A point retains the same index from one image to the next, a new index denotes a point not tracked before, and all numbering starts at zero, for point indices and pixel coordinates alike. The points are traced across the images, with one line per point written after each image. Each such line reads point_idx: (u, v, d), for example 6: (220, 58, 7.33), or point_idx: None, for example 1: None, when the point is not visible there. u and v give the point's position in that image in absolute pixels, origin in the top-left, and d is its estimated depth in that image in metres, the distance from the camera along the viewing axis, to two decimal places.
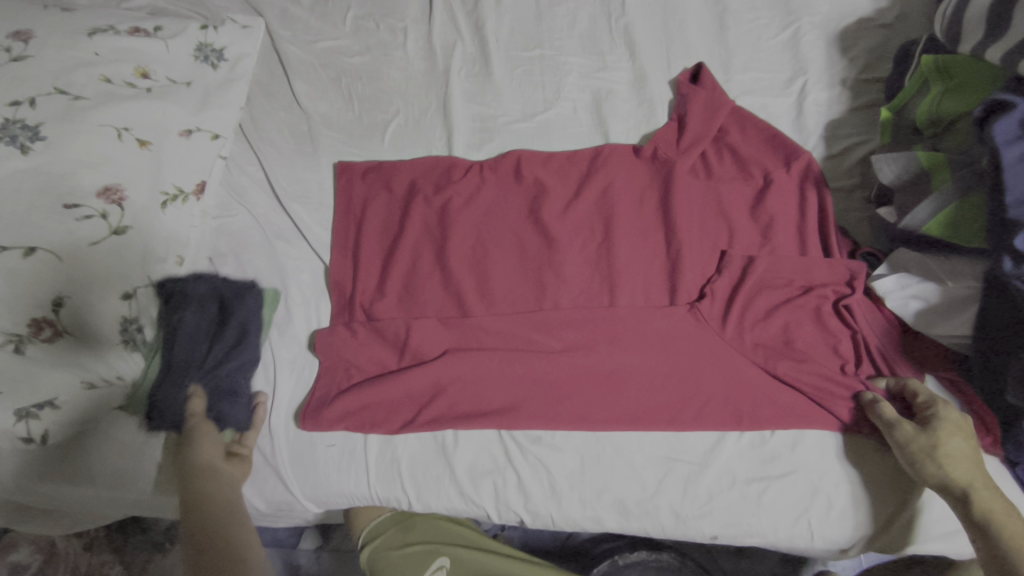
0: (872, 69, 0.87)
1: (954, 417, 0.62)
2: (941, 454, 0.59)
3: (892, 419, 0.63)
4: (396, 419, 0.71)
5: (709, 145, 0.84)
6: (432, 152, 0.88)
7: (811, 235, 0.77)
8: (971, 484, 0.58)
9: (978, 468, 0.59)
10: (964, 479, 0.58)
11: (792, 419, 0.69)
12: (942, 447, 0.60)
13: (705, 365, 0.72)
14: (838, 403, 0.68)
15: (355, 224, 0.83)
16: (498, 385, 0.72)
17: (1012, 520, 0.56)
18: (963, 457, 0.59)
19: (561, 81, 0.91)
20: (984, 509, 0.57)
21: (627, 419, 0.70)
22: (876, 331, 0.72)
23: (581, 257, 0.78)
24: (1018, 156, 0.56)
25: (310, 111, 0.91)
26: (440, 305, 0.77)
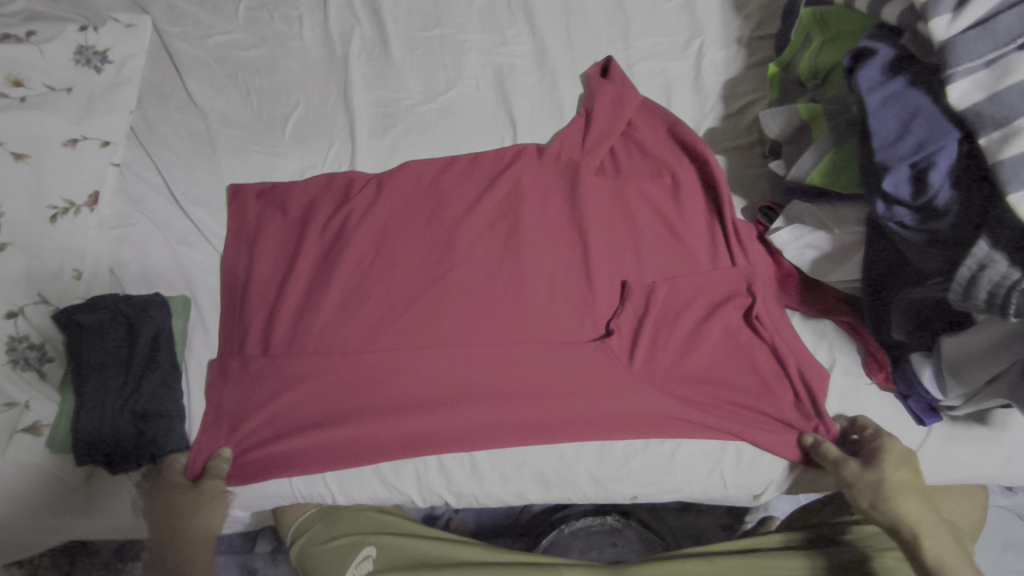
0: (765, 26, 0.88)
1: (898, 449, 0.64)
2: (890, 486, 0.61)
3: (837, 458, 0.64)
4: (309, 458, 0.72)
5: (617, 140, 0.82)
6: (335, 143, 0.87)
7: (720, 237, 0.77)
8: (919, 527, 0.58)
9: (927, 505, 0.60)
10: (910, 514, 0.59)
11: (695, 427, 0.69)
12: (886, 483, 0.61)
13: (611, 373, 0.72)
14: (735, 412, 0.69)
15: (246, 245, 0.81)
16: (404, 413, 0.73)
17: (958, 556, 0.56)
18: (907, 492, 0.61)
19: (462, 59, 0.90)
20: (936, 556, 0.56)
21: (528, 434, 0.71)
22: (772, 305, 0.73)
23: (483, 269, 0.78)
24: (881, 101, 0.58)
25: (206, 110, 0.88)
26: (342, 331, 0.77)
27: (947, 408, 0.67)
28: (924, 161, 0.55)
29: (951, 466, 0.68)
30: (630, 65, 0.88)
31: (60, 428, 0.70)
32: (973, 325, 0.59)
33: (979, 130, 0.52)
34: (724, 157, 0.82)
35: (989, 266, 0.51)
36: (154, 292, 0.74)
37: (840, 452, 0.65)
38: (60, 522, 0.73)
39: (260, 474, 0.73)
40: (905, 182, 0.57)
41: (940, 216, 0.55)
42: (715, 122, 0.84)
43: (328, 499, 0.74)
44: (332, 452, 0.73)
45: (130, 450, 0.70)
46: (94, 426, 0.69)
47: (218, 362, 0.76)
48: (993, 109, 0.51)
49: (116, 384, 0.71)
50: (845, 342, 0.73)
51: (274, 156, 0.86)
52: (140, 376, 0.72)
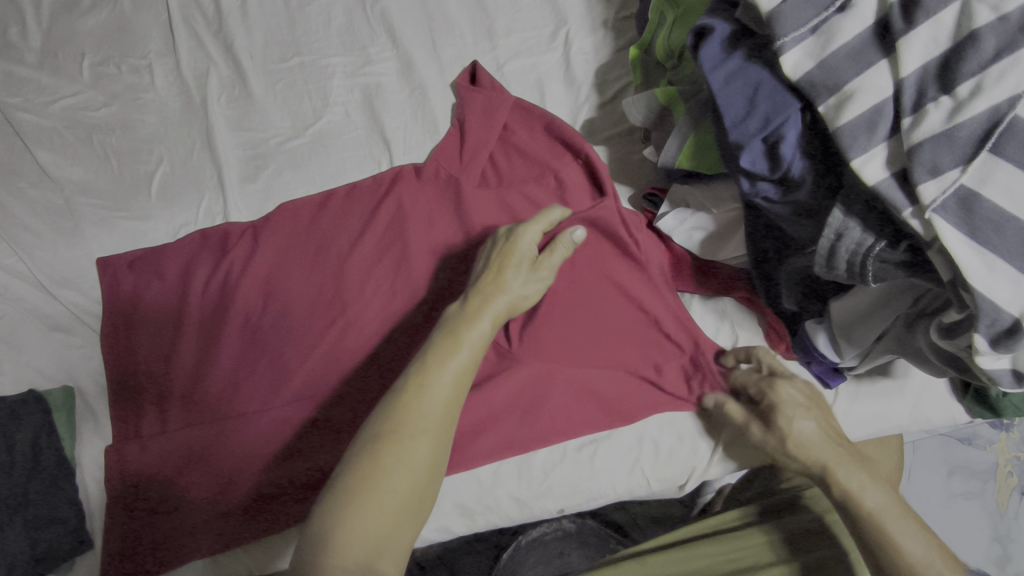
0: (627, 6, 0.86)
1: (784, 398, 0.63)
2: (796, 446, 0.61)
3: (741, 422, 0.65)
4: (230, 528, 0.70)
5: (496, 147, 0.80)
6: (206, 195, 0.82)
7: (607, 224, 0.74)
8: (826, 466, 0.60)
9: (828, 440, 0.61)
10: (815, 459, 0.61)
11: (609, 424, 0.69)
12: (790, 438, 0.61)
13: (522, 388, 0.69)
14: (647, 401, 0.69)
15: (125, 325, 0.76)
16: (321, 456, 0.71)
17: (871, 489, 0.59)
18: (833, 462, 0.60)
19: (326, 85, 0.86)
20: (844, 490, 0.59)
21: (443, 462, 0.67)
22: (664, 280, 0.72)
23: (380, 300, 0.76)
24: (724, 79, 0.56)
25: (62, 181, 0.82)
26: (245, 391, 0.73)
27: (848, 369, 0.66)
28: (773, 136, 0.54)
29: (860, 424, 0.68)
30: (499, 66, 0.85)
31: None
32: (852, 288, 0.59)
33: (816, 98, 0.50)
34: (605, 147, 0.81)
35: (845, 235, 0.50)
36: (24, 392, 0.70)
37: (742, 413, 0.65)
38: None
39: (179, 554, 0.69)
40: (760, 158, 0.56)
41: (799, 186, 0.55)
42: (592, 113, 0.82)
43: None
44: (253, 512, 0.70)
45: (25, 569, 0.65)
46: None
47: (111, 450, 0.71)
48: (824, 76, 0.49)
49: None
50: (745, 318, 0.73)
51: (142, 220, 0.81)
52: (26, 479, 0.67)
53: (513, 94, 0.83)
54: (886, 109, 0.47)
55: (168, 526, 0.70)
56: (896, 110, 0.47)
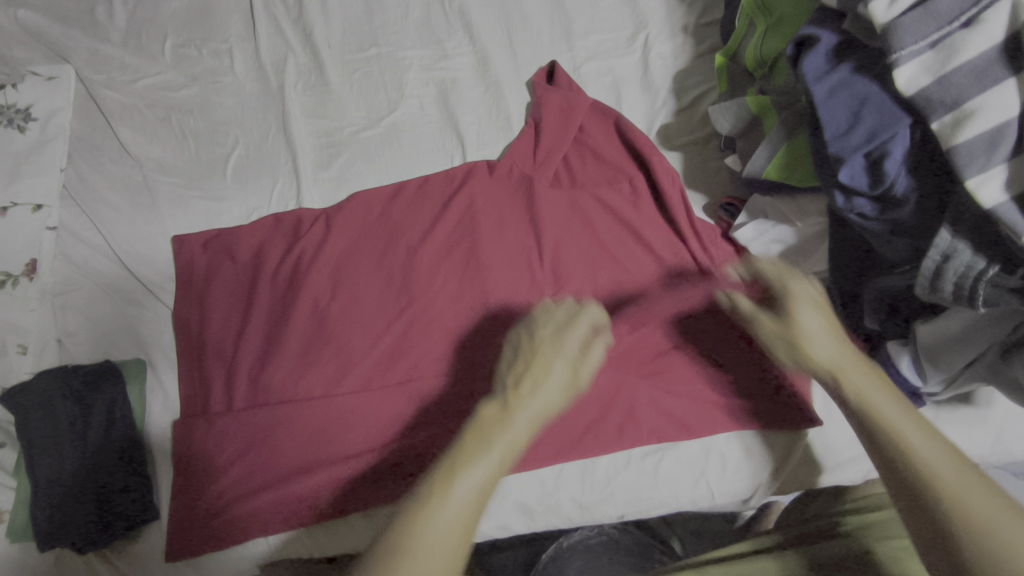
0: (709, 13, 0.85)
1: (801, 290, 0.57)
2: (791, 343, 0.55)
3: (751, 316, 0.59)
4: (277, 515, 0.68)
5: (570, 148, 0.80)
6: (279, 178, 0.83)
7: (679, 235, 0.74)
8: (836, 367, 0.53)
9: (845, 344, 0.54)
10: (896, 424, 0.49)
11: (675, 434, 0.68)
12: (798, 328, 0.55)
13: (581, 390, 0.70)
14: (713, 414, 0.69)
15: (197, 304, 0.77)
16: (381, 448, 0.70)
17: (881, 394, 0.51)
18: (839, 363, 0.53)
19: (402, 78, 0.86)
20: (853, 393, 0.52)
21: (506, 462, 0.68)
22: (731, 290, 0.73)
23: (447, 296, 0.75)
24: (828, 91, 0.55)
25: (141, 159, 0.84)
26: (308, 374, 0.72)
27: (930, 394, 0.65)
28: (877, 150, 0.53)
29: None
30: (576, 67, 0.85)
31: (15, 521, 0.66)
32: (945, 311, 0.57)
33: (931, 114, 0.49)
34: (680, 153, 0.80)
35: (954, 256, 0.49)
36: (103, 361, 0.71)
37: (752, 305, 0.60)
38: None
39: (232, 536, 0.68)
40: (860, 173, 0.54)
41: (900, 204, 0.53)
42: (669, 118, 0.82)
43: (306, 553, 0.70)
44: (306, 503, 0.69)
45: (91, 535, 0.66)
46: (49, 516, 0.65)
47: (179, 425, 0.72)
48: (942, 93, 0.48)
49: (73, 457, 0.67)
50: None
51: (217, 200, 0.82)
52: (98, 446, 0.68)
53: (590, 95, 0.82)
54: (1010, 130, 0.45)
55: (222, 509, 0.69)
56: (1021, 131, 0.45)
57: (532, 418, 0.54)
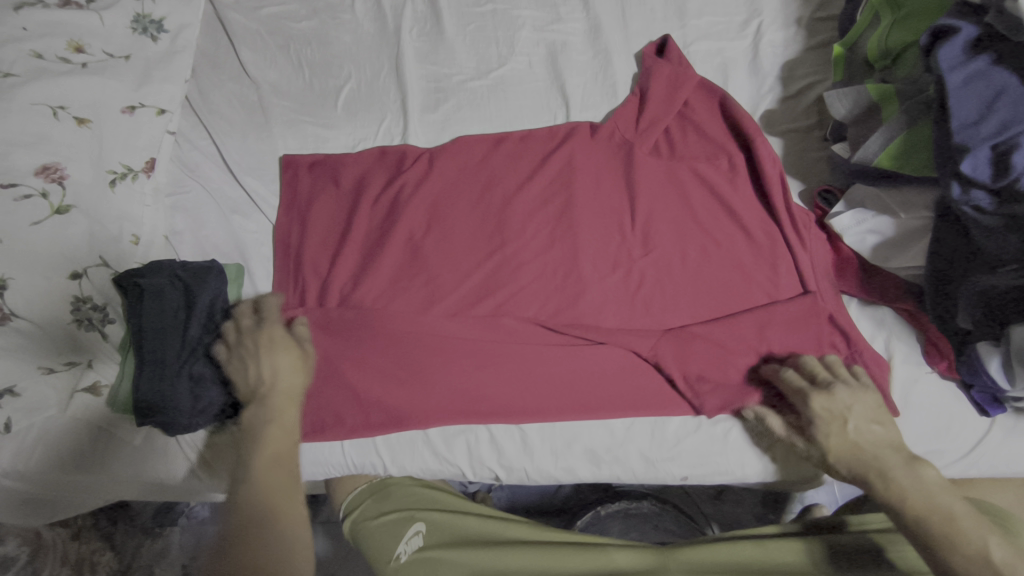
0: (826, 7, 0.85)
1: (826, 407, 0.62)
2: (819, 431, 0.62)
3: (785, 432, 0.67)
4: (356, 422, 0.73)
5: (672, 121, 0.81)
6: (386, 116, 0.86)
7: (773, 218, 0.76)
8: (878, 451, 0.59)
9: (890, 447, 0.60)
10: (902, 479, 0.57)
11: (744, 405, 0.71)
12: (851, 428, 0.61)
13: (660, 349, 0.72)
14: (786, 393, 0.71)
15: (298, 223, 0.81)
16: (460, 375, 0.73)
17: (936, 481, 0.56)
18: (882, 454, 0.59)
19: (515, 35, 0.89)
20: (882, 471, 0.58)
21: (576, 406, 0.72)
22: (820, 274, 0.74)
23: (538, 243, 0.77)
24: (962, 80, 0.56)
25: (259, 80, 0.88)
26: (398, 298, 0.75)
27: (1013, 401, 0.66)
28: (1006, 143, 0.53)
29: (1007, 460, 0.68)
30: (686, 45, 0.87)
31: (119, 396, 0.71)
32: None
33: None
34: (781, 140, 0.81)
35: None
36: (211, 259, 0.75)
37: (783, 427, 0.67)
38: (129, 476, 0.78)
39: (312, 435, 0.73)
40: (983, 165, 0.55)
41: (1021, 199, 0.53)
42: (773, 105, 0.83)
43: (380, 470, 0.76)
44: (385, 416, 0.73)
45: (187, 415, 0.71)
46: (146, 384, 0.68)
47: None
48: None
49: (174, 345, 0.70)
50: (905, 331, 0.72)
51: (326, 127, 0.86)
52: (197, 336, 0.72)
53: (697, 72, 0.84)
54: None
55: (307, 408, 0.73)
56: None
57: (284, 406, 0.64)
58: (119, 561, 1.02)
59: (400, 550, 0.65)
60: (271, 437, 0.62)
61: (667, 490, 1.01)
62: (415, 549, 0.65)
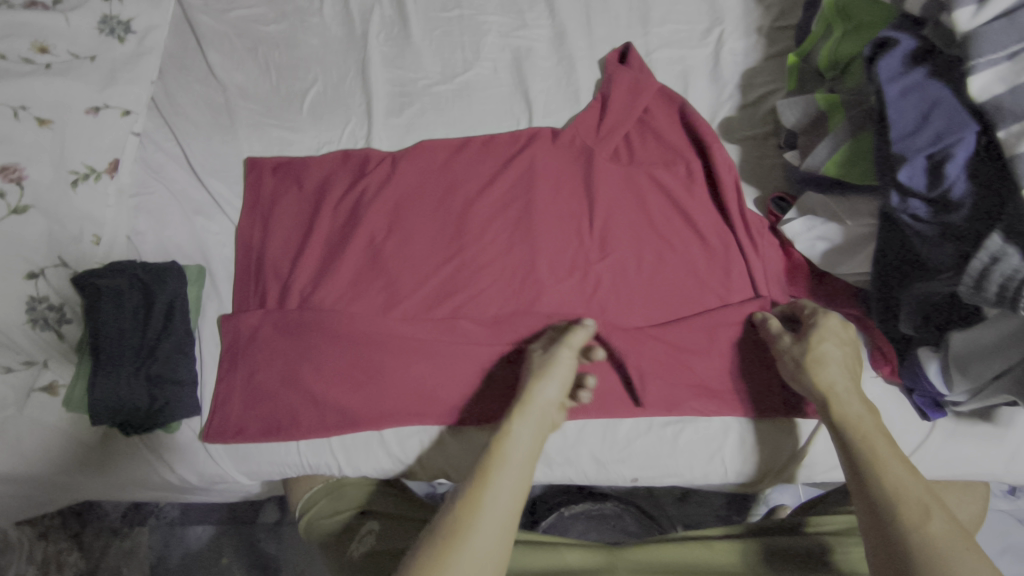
0: (785, 17, 0.87)
1: (830, 323, 0.65)
2: (812, 360, 0.63)
3: (776, 332, 0.68)
4: (311, 425, 0.72)
5: (632, 127, 0.82)
6: (351, 120, 0.87)
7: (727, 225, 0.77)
8: (830, 390, 0.61)
9: (849, 377, 0.62)
10: (863, 434, 0.57)
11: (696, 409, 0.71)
12: (816, 350, 0.63)
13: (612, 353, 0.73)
14: (735, 396, 0.71)
15: (260, 225, 0.81)
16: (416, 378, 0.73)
17: (884, 444, 0.57)
18: (837, 389, 0.61)
19: (481, 41, 0.90)
20: (841, 414, 0.59)
21: None
22: (772, 280, 0.75)
23: (496, 248, 0.78)
24: (900, 92, 0.57)
25: (225, 82, 0.89)
26: (358, 300, 0.76)
27: (952, 404, 0.66)
28: (941, 153, 0.55)
29: (947, 462, 0.69)
30: (648, 52, 0.88)
31: (74, 396, 0.72)
32: (983, 319, 0.58)
33: (999, 123, 0.50)
34: (738, 147, 0.82)
35: (1002, 260, 0.50)
36: (170, 260, 0.76)
37: (786, 338, 0.67)
38: (83, 480, 0.77)
39: (265, 435, 0.73)
40: (920, 174, 0.56)
41: (956, 208, 0.55)
42: (732, 112, 0.84)
43: (335, 471, 0.75)
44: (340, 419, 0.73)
45: (143, 414, 0.71)
46: (104, 381, 0.69)
47: (228, 322, 0.75)
48: (1013, 102, 0.49)
49: (132, 344, 0.72)
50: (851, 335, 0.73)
51: (291, 130, 0.87)
52: (156, 336, 0.73)
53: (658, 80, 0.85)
54: None
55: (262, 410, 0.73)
56: None
57: (536, 431, 0.60)
58: (86, 561, 1.03)
59: (353, 547, 0.67)
60: (509, 487, 0.55)
61: (634, 493, 1.02)
62: (367, 547, 0.66)
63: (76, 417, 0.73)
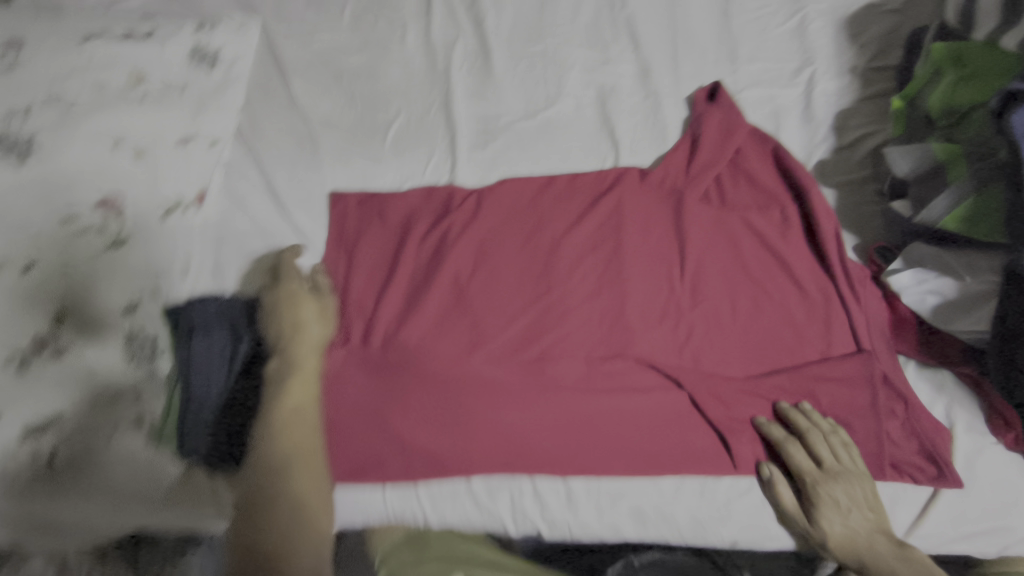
0: (882, 57, 0.85)
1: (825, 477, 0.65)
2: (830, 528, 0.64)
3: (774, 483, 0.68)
4: (399, 467, 0.72)
5: (724, 169, 0.81)
6: (435, 154, 0.87)
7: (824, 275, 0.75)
8: (862, 556, 0.64)
9: (869, 527, 0.64)
10: None
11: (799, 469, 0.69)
12: (829, 511, 0.64)
13: (708, 407, 0.71)
14: None
15: (344, 259, 0.81)
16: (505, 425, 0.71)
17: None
18: (865, 554, 0.63)
19: (564, 76, 0.89)
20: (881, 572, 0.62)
21: (625, 460, 0.70)
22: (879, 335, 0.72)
23: (584, 292, 0.76)
24: None
25: (309, 113, 0.89)
26: (441, 341, 0.75)
27: None
28: None
29: None
30: (738, 91, 0.86)
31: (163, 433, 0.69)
32: None
33: None
34: (834, 191, 0.80)
35: None
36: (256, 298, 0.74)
37: (796, 504, 0.67)
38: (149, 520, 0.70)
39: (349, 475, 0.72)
40: None
41: None
42: (825, 155, 0.82)
43: (420, 519, 0.73)
44: (426, 462, 0.71)
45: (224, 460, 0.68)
46: (194, 415, 0.69)
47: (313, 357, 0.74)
48: None
49: (219, 383, 0.70)
50: (966, 398, 0.70)
51: (374, 163, 0.87)
52: (242, 377, 0.71)
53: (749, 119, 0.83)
54: None
55: (344, 450, 0.71)
56: None
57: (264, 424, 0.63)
58: None
59: None
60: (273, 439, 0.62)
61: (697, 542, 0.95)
62: None
63: (158, 453, 0.69)
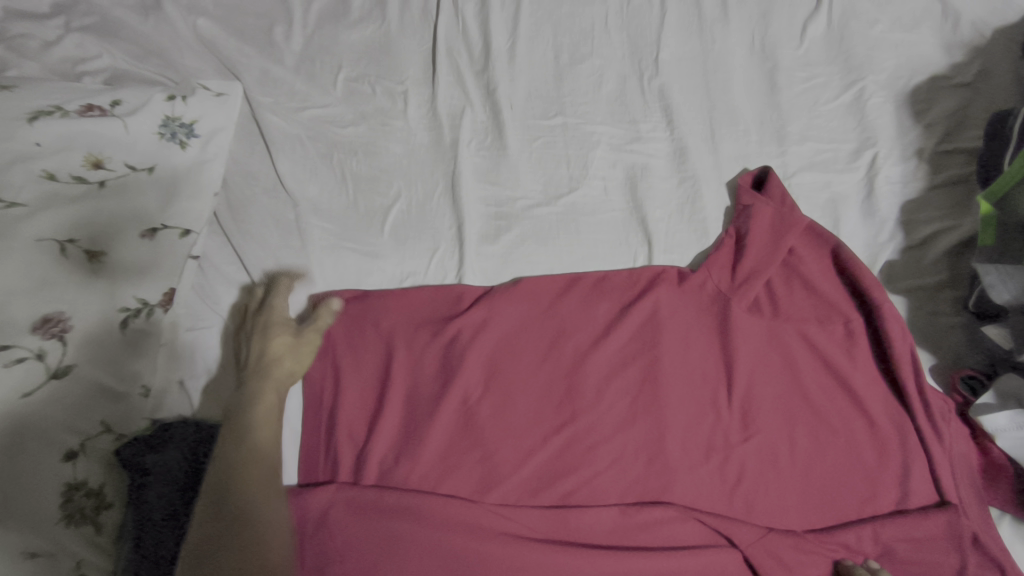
0: (952, 140, 0.75)
1: None
2: None
3: None
4: None
5: (775, 271, 0.69)
6: (440, 246, 0.76)
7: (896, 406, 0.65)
8: None
9: None
10: None
11: None
12: None
13: (765, 570, 0.58)
14: None
15: (333, 375, 0.69)
16: None
17: None
18: None
19: (588, 155, 0.78)
20: None
21: None
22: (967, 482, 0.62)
23: (615, 419, 0.65)
24: None
25: (297, 197, 0.78)
26: (445, 480, 0.63)
27: None
28: None
29: None
30: (787, 176, 0.75)
31: None
32: None
33: None
34: (904, 299, 0.70)
35: None
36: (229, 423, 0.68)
37: None
38: None
39: None
40: None
41: None
42: (895, 255, 0.72)
43: None
44: None
45: None
46: None
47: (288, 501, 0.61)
48: None
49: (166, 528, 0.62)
50: None
51: (370, 257, 0.75)
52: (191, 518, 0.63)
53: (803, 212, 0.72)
54: None
55: None
56: None
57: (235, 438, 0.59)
58: None
59: None
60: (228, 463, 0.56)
61: None
62: None
63: None
